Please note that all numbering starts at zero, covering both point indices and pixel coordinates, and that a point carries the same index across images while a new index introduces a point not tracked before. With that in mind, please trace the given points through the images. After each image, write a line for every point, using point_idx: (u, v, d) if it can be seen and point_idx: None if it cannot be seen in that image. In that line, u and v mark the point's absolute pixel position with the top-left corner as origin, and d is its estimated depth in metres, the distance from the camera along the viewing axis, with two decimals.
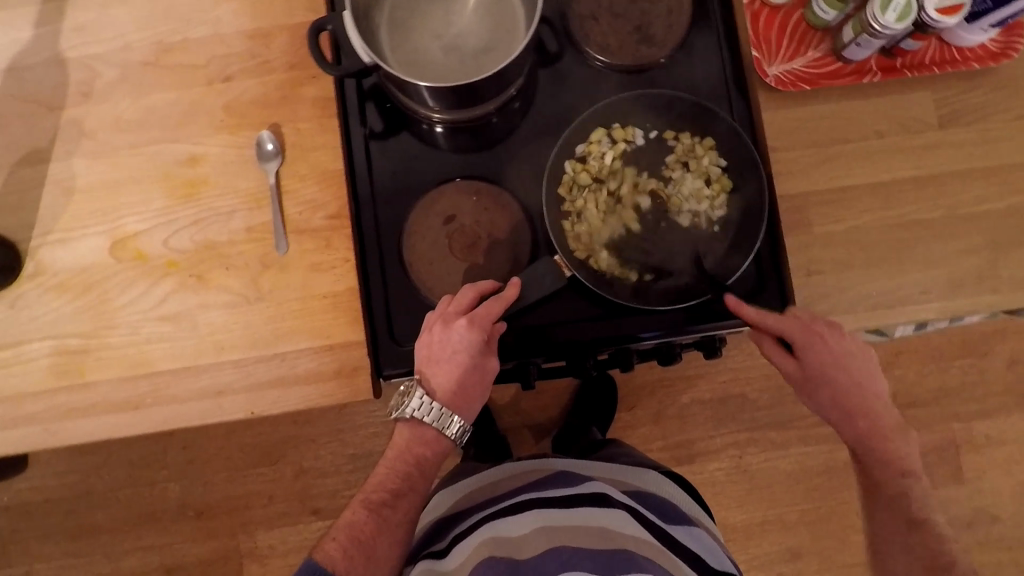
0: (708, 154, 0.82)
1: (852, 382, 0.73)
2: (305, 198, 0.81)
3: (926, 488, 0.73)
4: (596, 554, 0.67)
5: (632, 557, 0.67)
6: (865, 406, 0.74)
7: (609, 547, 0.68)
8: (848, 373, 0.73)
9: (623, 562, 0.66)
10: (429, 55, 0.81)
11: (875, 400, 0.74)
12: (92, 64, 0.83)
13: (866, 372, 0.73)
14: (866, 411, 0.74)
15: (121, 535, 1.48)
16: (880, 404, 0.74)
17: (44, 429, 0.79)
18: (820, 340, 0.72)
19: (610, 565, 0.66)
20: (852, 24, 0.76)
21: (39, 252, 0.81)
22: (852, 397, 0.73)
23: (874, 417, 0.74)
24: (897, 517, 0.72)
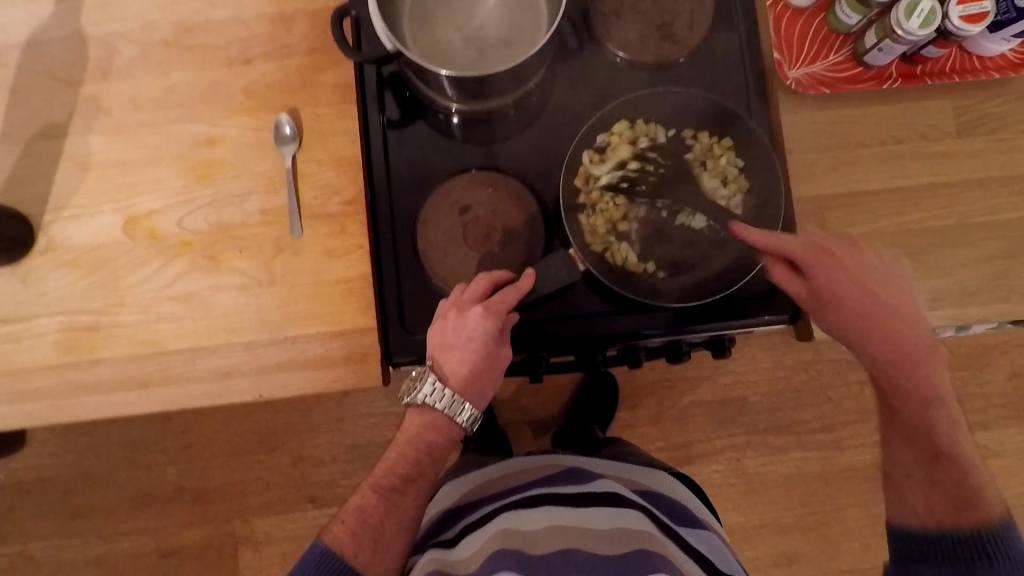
0: (726, 155, 0.82)
1: (876, 301, 0.69)
2: (321, 183, 0.81)
3: (957, 419, 0.68)
4: (608, 559, 0.67)
5: (646, 558, 0.67)
6: (895, 329, 0.69)
7: (622, 551, 0.68)
8: (868, 290, 0.69)
9: (636, 565, 0.66)
10: (451, 44, 0.81)
11: (901, 324, 0.69)
12: (112, 42, 0.83)
13: (891, 292, 0.69)
14: (897, 334, 0.68)
15: (118, 517, 1.48)
16: (912, 327, 0.68)
17: (51, 404, 0.78)
18: (825, 258, 0.69)
19: (624, 564, 0.66)
20: (874, 29, 0.77)
21: (53, 228, 0.81)
22: (875, 316, 0.69)
23: (905, 341, 0.68)
24: (917, 448, 0.69)
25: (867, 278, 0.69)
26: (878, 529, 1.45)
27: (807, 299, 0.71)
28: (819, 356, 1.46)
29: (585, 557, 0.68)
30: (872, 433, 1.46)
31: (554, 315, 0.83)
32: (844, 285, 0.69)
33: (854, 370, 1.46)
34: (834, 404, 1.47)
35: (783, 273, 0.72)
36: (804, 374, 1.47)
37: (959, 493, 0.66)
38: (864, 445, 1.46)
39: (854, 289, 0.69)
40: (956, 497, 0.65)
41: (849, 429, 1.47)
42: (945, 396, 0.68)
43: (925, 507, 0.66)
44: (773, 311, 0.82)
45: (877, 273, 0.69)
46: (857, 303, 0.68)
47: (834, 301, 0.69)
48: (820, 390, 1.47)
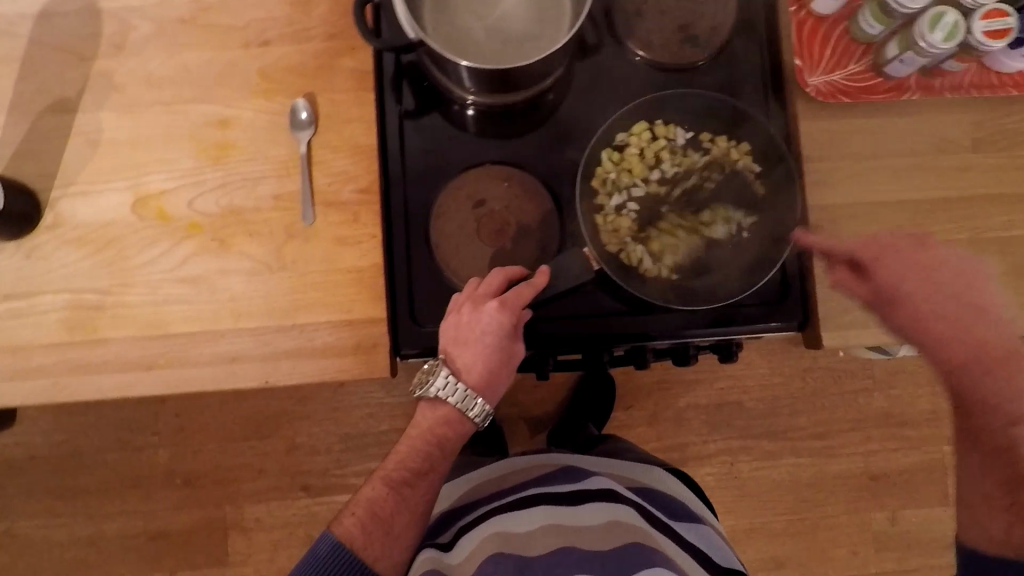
0: (743, 159, 0.82)
1: (945, 293, 0.60)
2: (336, 170, 0.80)
3: None
4: (602, 554, 0.67)
5: (640, 551, 0.67)
6: (971, 326, 0.60)
7: (616, 545, 0.68)
8: (933, 280, 0.61)
9: (630, 558, 0.66)
10: (472, 35, 0.80)
11: (978, 322, 0.60)
12: (127, 17, 0.81)
13: (964, 281, 0.61)
14: (971, 328, 0.60)
15: (107, 498, 1.46)
16: (994, 322, 0.59)
17: (52, 383, 0.77)
18: (890, 252, 0.62)
19: (620, 556, 0.66)
20: (897, 40, 0.77)
21: (60, 204, 0.80)
22: (947, 308, 0.60)
23: (980, 340, 0.59)
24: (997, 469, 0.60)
25: (941, 275, 0.61)
26: (866, 536, 1.47)
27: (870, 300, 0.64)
28: (816, 363, 1.47)
29: (582, 553, 0.67)
30: (865, 442, 1.48)
31: (562, 313, 0.82)
32: (907, 279, 0.61)
33: (850, 378, 1.48)
34: (829, 412, 1.48)
35: (846, 278, 0.65)
36: (801, 381, 1.48)
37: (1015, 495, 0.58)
38: (856, 454, 1.48)
39: (915, 283, 0.61)
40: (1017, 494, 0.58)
41: (843, 437, 1.48)
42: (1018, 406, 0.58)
43: (1005, 534, 0.58)
44: (782, 318, 0.83)
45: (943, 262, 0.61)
46: (923, 300, 0.61)
47: (899, 298, 0.62)
48: (816, 397, 1.48)
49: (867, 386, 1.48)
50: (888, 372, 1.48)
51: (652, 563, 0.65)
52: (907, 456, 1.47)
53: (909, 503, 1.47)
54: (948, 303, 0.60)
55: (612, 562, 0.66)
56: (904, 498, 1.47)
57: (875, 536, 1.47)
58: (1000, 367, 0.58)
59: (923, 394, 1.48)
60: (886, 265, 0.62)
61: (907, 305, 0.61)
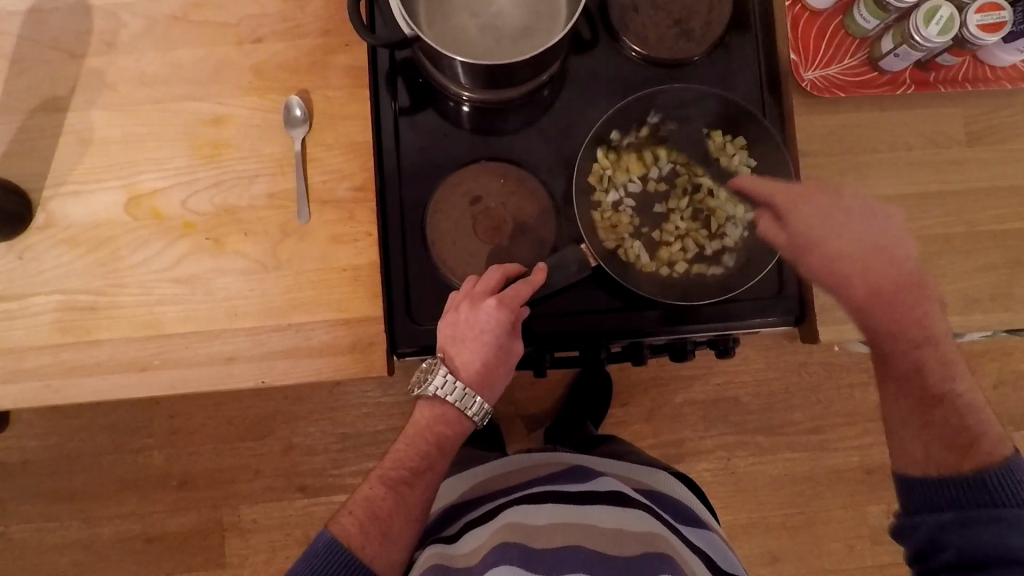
0: (739, 153, 0.83)
1: (856, 240, 0.63)
2: (331, 168, 0.80)
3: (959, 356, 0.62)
4: (612, 556, 0.67)
5: (652, 557, 0.66)
6: (873, 264, 0.62)
7: (628, 549, 0.68)
8: (841, 227, 0.63)
9: (641, 565, 0.66)
10: (467, 31, 0.79)
11: (886, 261, 0.62)
12: (117, 14, 0.81)
13: (876, 232, 0.63)
14: (873, 270, 0.62)
15: (102, 500, 1.45)
16: (895, 260, 0.62)
17: (45, 385, 0.77)
18: (801, 201, 0.64)
19: (630, 563, 0.66)
20: (891, 35, 0.77)
21: (52, 204, 0.79)
22: (851, 254, 0.63)
23: (880, 279, 0.62)
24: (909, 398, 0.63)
25: (845, 218, 0.63)
26: (862, 530, 1.48)
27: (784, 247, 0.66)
28: (811, 358, 1.48)
29: (591, 553, 0.67)
30: (860, 436, 1.48)
31: (565, 309, 0.82)
32: (816, 222, 0.63)
33: (845, 373, 1.49)
34: (825, 406, 1.48)
35: (764, 220, 0.67)
36: (796, 376, 1.48)
37: (959, 436, 0.60)
38: (852, 448, 1.48)
39: (827, 227, 0.64)
40: (959, 440, 0.59)
41: (838, 431, 1.48)
42: (932, 330, 0.62)
43: (925, 453, 0.60)
44: (781, 313, 0.83)
45: (857, 212, 0.64)
46: (831, 243, 0.63)
47: (810, 241, 0.64)
48: (811, 392, 1.48)
49: (862, 380, 1.49)
50: None
51: (663, 570, 0.65)
52: None
53: (904, 496, 1.48)
54: (850, 244, 0.63)
55: (623, 566, 0.66)
56: (900, 491, 1.48)
57: (871, 529, 1.48)
58: (886, 309, 0.62)
59: None
60: (799, 210, 0.64)
61: (816, 250, 0.63)
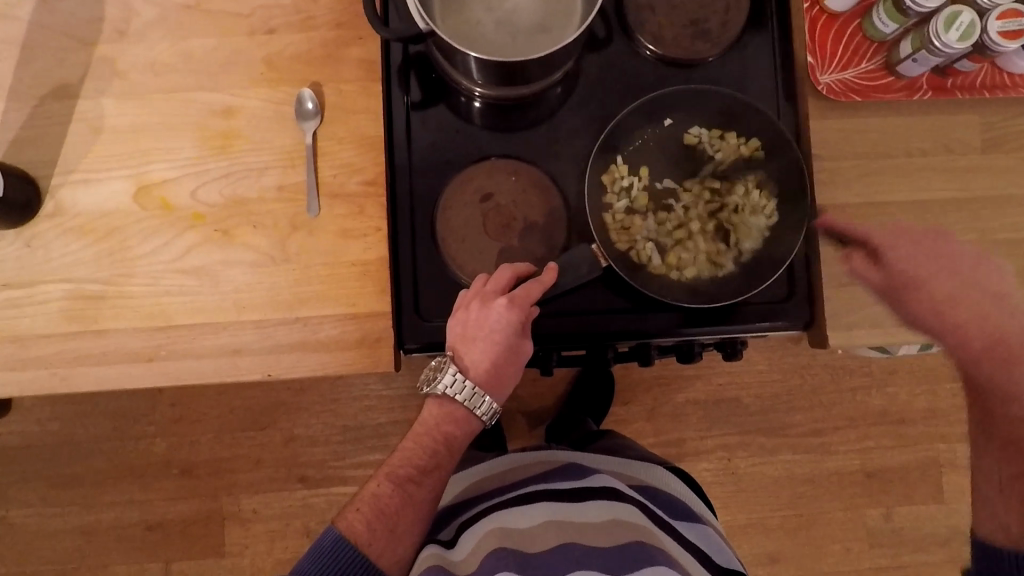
0: (753, 157, 0.82)
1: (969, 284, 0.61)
2: (342, 161, 0.79)
3: None
4: (605, 551, 0.67)
5: (644, 549, 0.67)
6: (988, 311, 0.60)
7: (620, 542, 0.68)
8: (943, 271, 0.62)
9: (634, 556, 0.66)
10: (481, 26, 0.79)
11: (986, 305, 0.60)
12: (129, 2, 0.80)
13: (986, 277, 0.61)
14: (988, 318, 0.59)
15: (104, 487, 1.45)
16: (1012, 310, 0.59)
17: (51, 373, 0.76)
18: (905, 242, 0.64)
19: (623, 556, 0.66)
20: (911, 38, 0.76)
21: (61, 192, 0.79)
22: (952, 292, 0.61)
23: (983, 322, 0.59)
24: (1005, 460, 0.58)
25: (968, 267, 0.62)
26: (861, 532, 1.48)
27: (877, 283, 0.65)
28: (815, 360, 1.48)
29: (585, 551, 0.67)
30: (861, 440, 1.48)
31: (569, 309, 0.82)
32: (918, 264, 0.63)
33: (849, 376, 1.48)
34: (827, 409, 1.48)
35: (859, 262, 0.67)
36: (800, 378, 1.48)
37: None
38: (853, 451, 1.48)
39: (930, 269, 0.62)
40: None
41: (840, 434, 1.48)
42: None
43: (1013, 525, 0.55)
44: (789, 317, 0.82)
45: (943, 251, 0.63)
46: (937, 285, 0.61)
47: (911, 282, 0.63)
48: (814, 395, 1.48)
49: (865, 384, 1.49)
50: (887, 370, 1.48)
51: (656, 560, 0.65)
52: (903, 453, 1.48)
53: (903, 500, 1.48)
54: (952, 283, 0.62)
55: (616, 559, 0.66)
56: (899, 495, 1.48)
57: (869, 532, 1.48)
58: (1001, 365, 0.58)
59: (920, 392, 1.49)
60: (898, 249, 0.64)
61: (918, 289, 0.62)
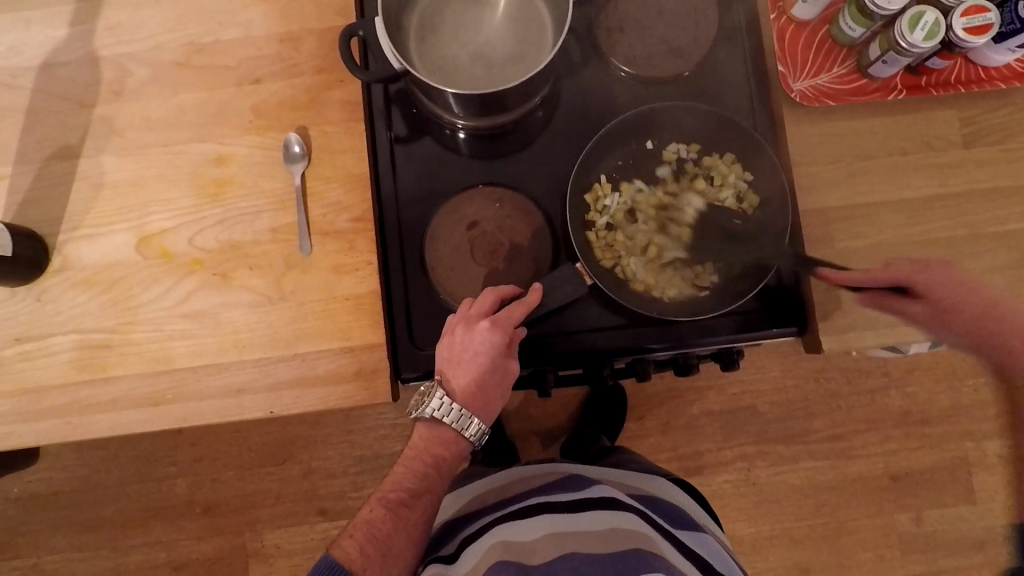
0: (732, 170, 0.84)
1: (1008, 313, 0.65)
2: (331, 200, 0.82)
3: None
4: (606, 558, 0.67)
5: (641, 557, 0.67)
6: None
7: (618, 549, 0.68)
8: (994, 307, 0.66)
9: (632, 563, 0.66)
10: (457, 61, 0.81)
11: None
12: (124, 64, 0.84)
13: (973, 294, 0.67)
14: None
15: (130, 530, 1.48)
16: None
17: (64, 422, 0.79)
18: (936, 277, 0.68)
19: (624, 565, 0.66)
20: (879, 40, 0.77)
21: (67, 247, 0.82)
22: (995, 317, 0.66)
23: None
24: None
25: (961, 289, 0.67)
26: (892, 538, 1.44)
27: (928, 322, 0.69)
28: (829, 364, 1.45)
29: (584, 559, 0.67)
30: (884, 442, 1.45)
31: (560, 327, 0.83)
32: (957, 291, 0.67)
33: (867, 377, 1.46)
34: (846, 412, 1.46)
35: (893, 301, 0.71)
36: (815, 383, 1.46)
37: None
38: (876, 454, 1.45)
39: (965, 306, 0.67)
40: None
41: (861, 438, 1.45)
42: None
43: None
44: (781, 324, 0.82)
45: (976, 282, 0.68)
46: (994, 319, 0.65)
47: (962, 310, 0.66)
48: (831, 399, 1.46)
49: (883, 385, 1.46)
50: (904, 370, 1.45)
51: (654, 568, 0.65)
52: (929, 454, 1.45)
53: (934, 503, 1.44)
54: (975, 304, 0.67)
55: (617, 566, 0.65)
56: (929, 497, 1.44)
57: (900, 538, 1.44)
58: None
59: (942, 390, 1.45)
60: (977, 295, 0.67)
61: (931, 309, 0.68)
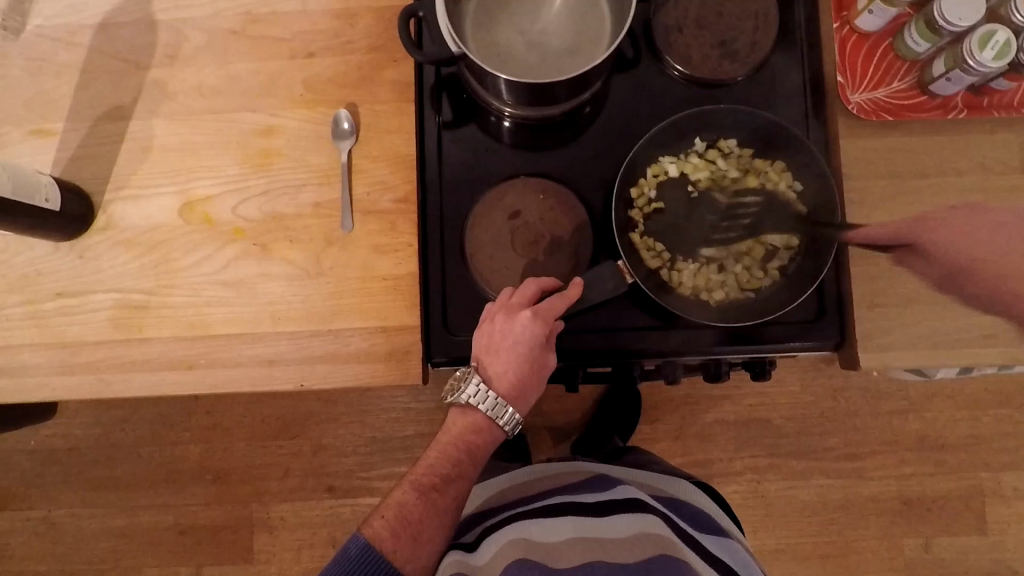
0: (782, 177, 0.83)
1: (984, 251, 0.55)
2: (375, 179, 0.82)
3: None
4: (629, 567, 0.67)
5: (668, 562, 0.66)
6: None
7: (642, 556, 0.68)
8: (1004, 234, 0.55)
9: (657, 568, 0.66)
10: (512, 50, 0.81)
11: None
12: (180, 29, 0.85)
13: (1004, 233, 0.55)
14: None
15: (141, 490, 1.50)
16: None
17: (98, 379, 0.80)
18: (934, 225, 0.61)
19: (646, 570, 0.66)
20: (944, 57, 0.76)
21: (112, 207, 0.83)
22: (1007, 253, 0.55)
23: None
24: None
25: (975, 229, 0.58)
26: (898, 563, 1.43)
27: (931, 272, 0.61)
28: (849, 382, 1.44)
29: (606, 566, 0.67)
30: (899, 465, 1.44)
31: (595, 326, 0.82)
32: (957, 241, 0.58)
33: (887, 399, 1.44)
34: (862, 432, 1.44)
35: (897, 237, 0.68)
36: (833, 401, 1.44)
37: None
38: (889, 477, 1.44)
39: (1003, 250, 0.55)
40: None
41: (876, 459, 1.44)
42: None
43: None
44: (821, 336, 0.81)
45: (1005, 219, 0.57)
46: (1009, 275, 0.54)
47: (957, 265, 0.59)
48: (849, 418, 1.44)
49: (902, 408, 1.44)
50: (926, 394, 1.44)
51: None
52: (944, 481, 1.43)
53: (945, 530, 1.42)
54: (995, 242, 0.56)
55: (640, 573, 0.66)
56: (940, 524, 1.42)
57: (907, 563, 1.43)
58: None
59: (962, 417, 1.43)
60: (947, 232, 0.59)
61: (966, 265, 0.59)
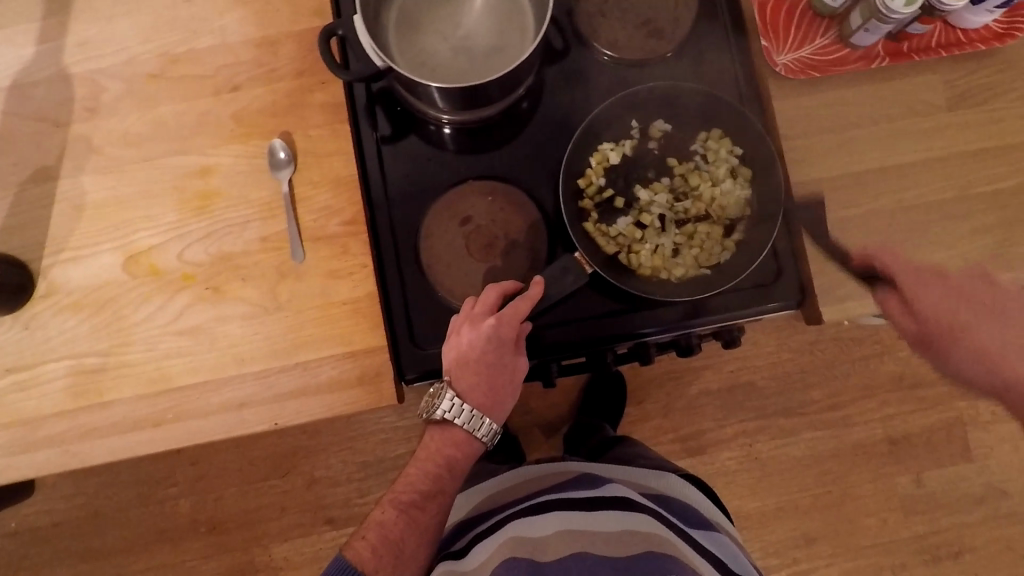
0: (722, 145, 0.83)
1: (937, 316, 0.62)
2: (321, 205, 0.80)
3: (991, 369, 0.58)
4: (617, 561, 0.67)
5: (658, 559, 0.66)
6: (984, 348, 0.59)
7: (632, 551, 0.68)
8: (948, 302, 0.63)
9: (646, 564, 0.66)
10: (440, 56, 0.80)
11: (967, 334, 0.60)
12: (97, 80, 0.82)
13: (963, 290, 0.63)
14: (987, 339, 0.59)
15: (134, 554, 1.46)
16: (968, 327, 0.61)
17: (64, 451, 0.77)
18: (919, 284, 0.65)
19: (634, 566, 0.66)
20: (859, 10, 0.78)
21: (52, 272, 0.80)
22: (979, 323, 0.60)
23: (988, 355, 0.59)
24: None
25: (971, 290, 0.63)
26: (895, 502, 1.46)
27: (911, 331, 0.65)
28: (822, 335, 1.47)
29: (595, 559, 0.68)
30: (881, 408, 1.47)
31: (560, 319, 0.83)
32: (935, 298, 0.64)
33: (861, 345, 1.47)
34: (842, 381, 1.47)
35: (892, 303, 0.68)
36: (809, 355, 1.47)
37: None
38: (873, 420, 1.47)
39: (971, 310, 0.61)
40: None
41: (859, 405, 1.47)
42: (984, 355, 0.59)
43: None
44: (782, 297, 0.81)
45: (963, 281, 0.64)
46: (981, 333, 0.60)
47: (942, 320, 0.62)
48: (827, 369, 1.47)
49: (877, 351, 1.47)
50: (897, 335, 1.47)
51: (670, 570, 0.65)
52: (925, 416, 1.47)
53: (933, 464, 1.46)
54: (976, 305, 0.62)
55: (628, 567, 0.66)
56: (927, 458, 1.46)
57: (903, 501, 1.46)
58: None
59: None
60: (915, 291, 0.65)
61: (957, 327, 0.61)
